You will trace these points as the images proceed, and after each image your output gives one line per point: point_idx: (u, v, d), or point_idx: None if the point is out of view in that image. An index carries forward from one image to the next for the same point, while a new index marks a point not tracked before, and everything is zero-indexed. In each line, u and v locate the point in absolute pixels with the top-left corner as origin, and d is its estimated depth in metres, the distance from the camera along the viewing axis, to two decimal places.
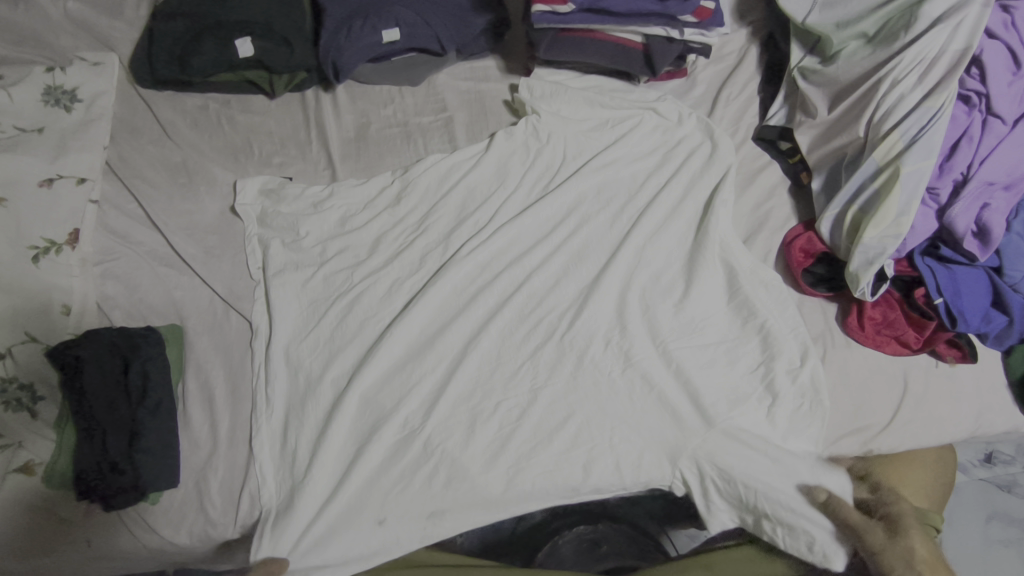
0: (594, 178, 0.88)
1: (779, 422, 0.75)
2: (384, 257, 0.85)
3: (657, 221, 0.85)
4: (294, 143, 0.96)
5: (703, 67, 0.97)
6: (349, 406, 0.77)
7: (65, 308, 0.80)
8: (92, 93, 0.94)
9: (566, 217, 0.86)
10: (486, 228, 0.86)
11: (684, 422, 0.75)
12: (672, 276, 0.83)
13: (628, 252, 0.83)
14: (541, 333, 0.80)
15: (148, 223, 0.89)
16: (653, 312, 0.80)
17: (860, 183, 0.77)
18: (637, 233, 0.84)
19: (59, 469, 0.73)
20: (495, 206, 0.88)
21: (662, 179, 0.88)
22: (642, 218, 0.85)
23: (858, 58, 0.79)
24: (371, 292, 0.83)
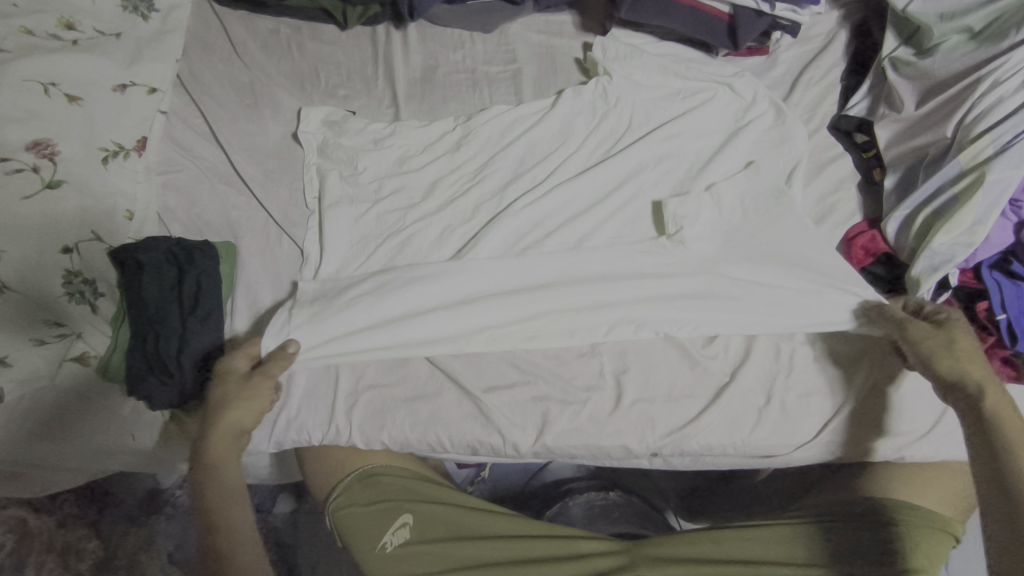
0: (659, 148, 0.86)
1: (793, 404, 0.76)
2: (438, 203, 0.85)
3: (737, 215, 0.81)
4: (360, 77, 0.95)
5: (786, 47, 0.93)
6: None
7: (128, 214, 0.82)
8: (169, 5, 0.95)
9: (625, 183, 0.84)
10: (541, 185, 0.84)
11: (701, 410, 0.75)
12: (752, 270, 0.78)
13: (700, 246, 0.79)
14: (593, 299, 0.77)
15: (212, 140, 0.91)
16: (719, 306, 0.76)
17: (940, 185, 0.74)
18: (711, 230, 0.80)
19: (113, 364, 0.76)
20: (559, 172, 0.85)
21: (730, 160, 0.85)
22: (718, 217, 0.81)
23: (959, 54, 0.75)
24: (420, 232, 0.83)
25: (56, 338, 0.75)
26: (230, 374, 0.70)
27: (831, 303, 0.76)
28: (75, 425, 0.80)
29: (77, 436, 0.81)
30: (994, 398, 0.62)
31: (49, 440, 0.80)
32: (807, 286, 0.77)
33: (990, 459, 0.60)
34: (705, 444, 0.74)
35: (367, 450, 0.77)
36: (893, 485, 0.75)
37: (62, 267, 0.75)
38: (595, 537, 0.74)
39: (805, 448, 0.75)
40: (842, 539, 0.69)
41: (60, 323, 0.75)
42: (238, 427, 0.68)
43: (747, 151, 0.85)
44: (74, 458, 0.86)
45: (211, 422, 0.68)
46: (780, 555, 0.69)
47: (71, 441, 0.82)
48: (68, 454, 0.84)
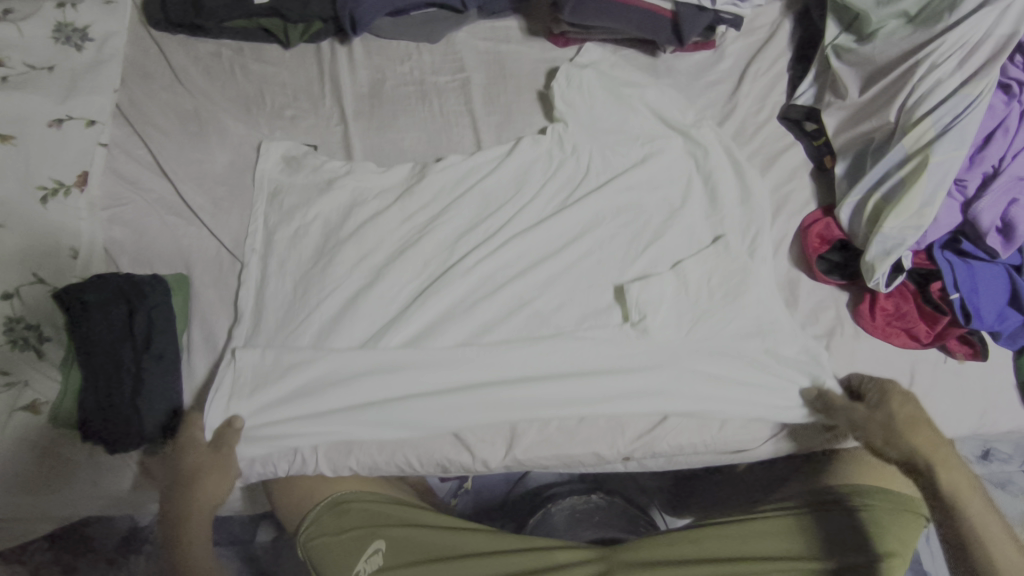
0: (614, 193, 0.84)
1: (758, 403, 0.74)
2: (368, 273, 0.81)
3: (704, 300, 0.77)
4: (307, 96, 0.93)
5: (733, 40, 0.93)
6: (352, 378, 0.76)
7: (73, 252, 0.80)
8: (104, 33, 0.92)
9: (577, 239, 0.82)
10: (495, 203, 0.85)
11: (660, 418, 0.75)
12: (715, 360, 0.75)
13: (665, 334, 0.76)
14: (555, 369, 0.75)
15: (157, 170, 0.89)
16: (686, 390, 0.74)
17: (887, 170, 0.74)
18: (676, 312, 0.77)
19: (65, 410, 0.73)
20: (512, 243, 0.81)
21: (683, 224, 0.83)
22: (682, 300, 0.77)
23: (897, 39, 0.76)
24: (360, 304, 0.78)
25: (4, 387, 0.73)
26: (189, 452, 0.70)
27: (788, 378, 0.75)
28: (41, 492, 0.76)
29: (49, 500, 0.78)
30: (943, 468, 0.64)
31: (23, 507, 0.77)
32: (763, 364, 0.75)
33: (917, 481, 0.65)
34: (674, 444, 0.75)
35: (335, 477, 0.76)
36: (859, 470, 0.76)
37: (3, 314, 0.74)
38: (572, 547, 0.74)
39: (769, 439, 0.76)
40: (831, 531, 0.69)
41: (6, 372, 0.73)
42: (210, 502, 0.70)
43: (699, 213, 0.84)
44: (56, 521, 0.83)
45: (179, 509, 0.69)
46: (758, 549, 0.69)
47: (47, 506, 0.78)
48: (49, 517, 0.81)
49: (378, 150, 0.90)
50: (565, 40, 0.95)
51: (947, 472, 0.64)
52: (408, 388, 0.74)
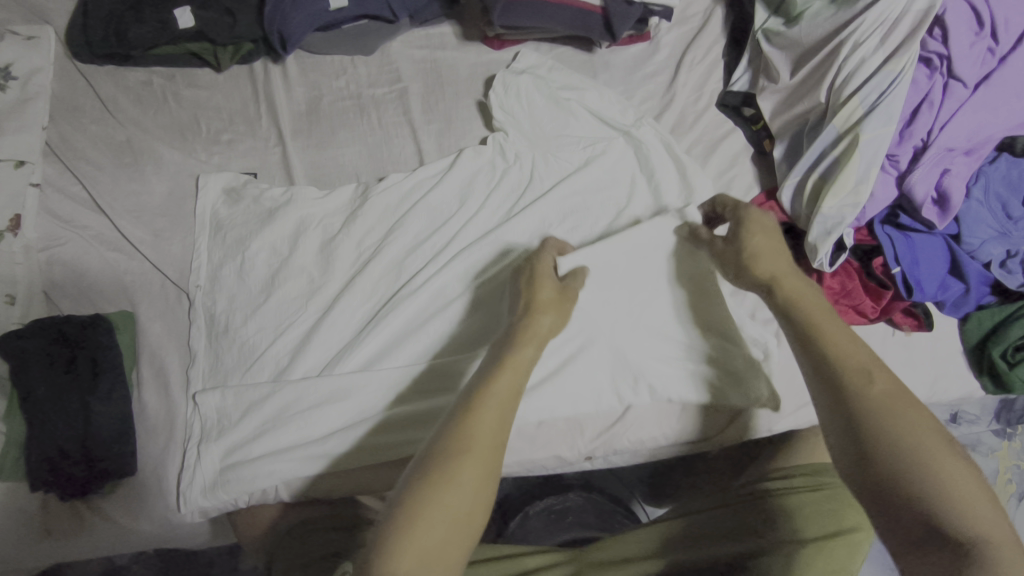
0: (562, 199, 0.84)
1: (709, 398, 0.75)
2: (320, 305, 0.81)
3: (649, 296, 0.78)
4: (243, 119, 0.91)
5: (667, 30, 0.93)
6: (312, 401, 0.75)
7: (9, 299, 0.78)
8: (27, 70, 0.90)
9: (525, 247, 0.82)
10: (445, 219, 0.84)
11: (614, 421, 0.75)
12: (663, 352, 0.75)
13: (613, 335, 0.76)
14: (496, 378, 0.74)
15: (93, 206, 0.87)
16: (632, 381, 0.74)
17: (821, 150, 0.75)
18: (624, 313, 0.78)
19: (9, 462, 0.71)
20: (461, 255, 0.81)
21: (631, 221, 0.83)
22: None
23: (821, 20, 0.76)
24: (316, 333, 0.78)
25: None
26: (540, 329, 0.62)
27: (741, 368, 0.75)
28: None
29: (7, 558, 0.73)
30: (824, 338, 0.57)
31: None
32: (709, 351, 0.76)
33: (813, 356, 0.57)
34: (634, 439, 0.76)
35: (300, 504, 0.76)
36: (815, 449, 0.79)
37: None
38: (542, 552, 0.73)
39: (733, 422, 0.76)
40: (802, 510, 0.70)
41: None
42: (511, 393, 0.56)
43: (646, 210, 0.84)
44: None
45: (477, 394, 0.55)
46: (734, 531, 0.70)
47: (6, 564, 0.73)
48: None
49: (319, 168, 0.88)
50: (500, 43, 0.94)
51: (850, 353, 0.56)
52: (367, 409, 0.75)
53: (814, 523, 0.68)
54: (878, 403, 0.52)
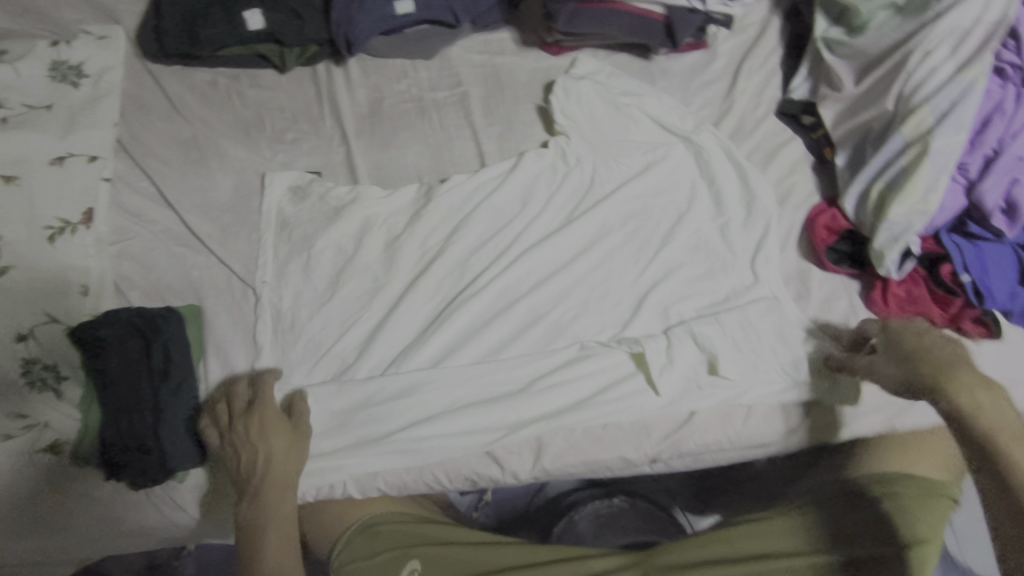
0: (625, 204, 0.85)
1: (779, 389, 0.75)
2: (382, 305, 0.82)
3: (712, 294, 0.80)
4: (307, 119, 0.93)
5: (725, 38, 0.94)
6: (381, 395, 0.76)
7: (83, 289, 0.79)
8: (99, 68, 0.92)
9: (588, 250, 0.83)
10: (507, 220, 0.85)
11: (683, 417, 0.75)
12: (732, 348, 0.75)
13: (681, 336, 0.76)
14: (551, 379, 0.76)
15: (161, 201, 0.88)
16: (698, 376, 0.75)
17: (888, 158, 0.75)
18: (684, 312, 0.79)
19: (87, 448, 0.74)
20: (523, 259, 0.82)
21: (692, 226, 0.84)
22: (688, 296, 0.80)
23: (888, 29, 0.77)
24: (381, 331, 0.80)
25: (22, 430, 0.73)
26: (262, 446, 0.70)
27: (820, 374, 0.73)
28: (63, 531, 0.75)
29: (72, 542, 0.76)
30: (937, 370, 0.60)
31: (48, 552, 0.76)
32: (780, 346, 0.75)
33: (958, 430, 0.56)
34: (701, 442, 0.75)
35: (366, 500, 0.76)
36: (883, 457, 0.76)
37: (19, 356, 0.73)
38: (605, 555, 0.73)
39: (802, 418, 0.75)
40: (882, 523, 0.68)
41: (24, 415, 0.73)
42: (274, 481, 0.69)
43: (707, 216, 0.84)
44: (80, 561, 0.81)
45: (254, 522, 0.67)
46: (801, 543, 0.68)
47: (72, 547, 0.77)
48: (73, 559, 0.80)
49: (382, 168, 0.90)
50: (559, 48, 0.95)
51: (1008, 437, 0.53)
52: (433, 409, 0.76)
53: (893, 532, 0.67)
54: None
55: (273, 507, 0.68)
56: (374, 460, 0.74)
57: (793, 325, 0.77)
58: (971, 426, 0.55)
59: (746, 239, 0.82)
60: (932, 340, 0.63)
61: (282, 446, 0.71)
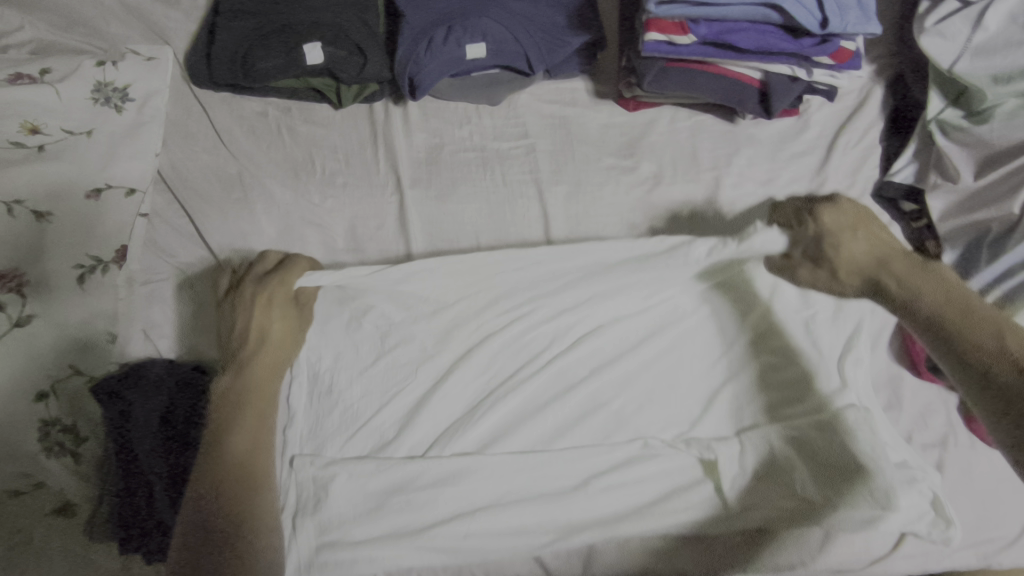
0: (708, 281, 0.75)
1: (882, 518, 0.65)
2: (426, 378, 0.75)
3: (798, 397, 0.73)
4: (360, 162, 0.87)
5: (820, 106, 0.86)
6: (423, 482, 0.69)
7: (110, 337, 0.73)
8: (145, 92, 0.86)
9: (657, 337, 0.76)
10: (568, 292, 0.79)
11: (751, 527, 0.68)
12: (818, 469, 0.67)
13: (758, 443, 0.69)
14: (601, 468, 0.70)
15: (199, 241, 0.83)
16: (769, 491, 0.68)
17: (1008, 267, 0.68)
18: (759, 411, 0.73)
19: (100, 515, 0.69)
20: (578, 346, 0.75)
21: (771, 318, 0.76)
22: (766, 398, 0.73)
23: (1020, 121, 0.69)
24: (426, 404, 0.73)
25: (34, 489, 0.69)
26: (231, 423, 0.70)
27: (920, 509, 0.65)
28: None
29: None
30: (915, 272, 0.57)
31: None
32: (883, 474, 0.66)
33: (946, 350, 0.54)
34: (765, 561, 0.69)
35: None
36: None
37: (37, 416, 0.67)
38: None
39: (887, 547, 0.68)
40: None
41: (34, 475, 0.68)
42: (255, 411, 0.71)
43: (793, 305, 0.76)
44: None
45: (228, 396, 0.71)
46: None
47: None
48: None
49: (437, 224, 0.83)
50: (636, 104, 0.88)
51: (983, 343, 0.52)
52: (476, 499, 0.69)
53: None
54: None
55: (238, 434, 0.69)
56: (412, 554, 0.67)
57: (887, 443, 0.69)
58: (958, 335, 0.53)
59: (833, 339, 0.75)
60: (855, 240, 0.60)
61: (278, 318, 0.74)
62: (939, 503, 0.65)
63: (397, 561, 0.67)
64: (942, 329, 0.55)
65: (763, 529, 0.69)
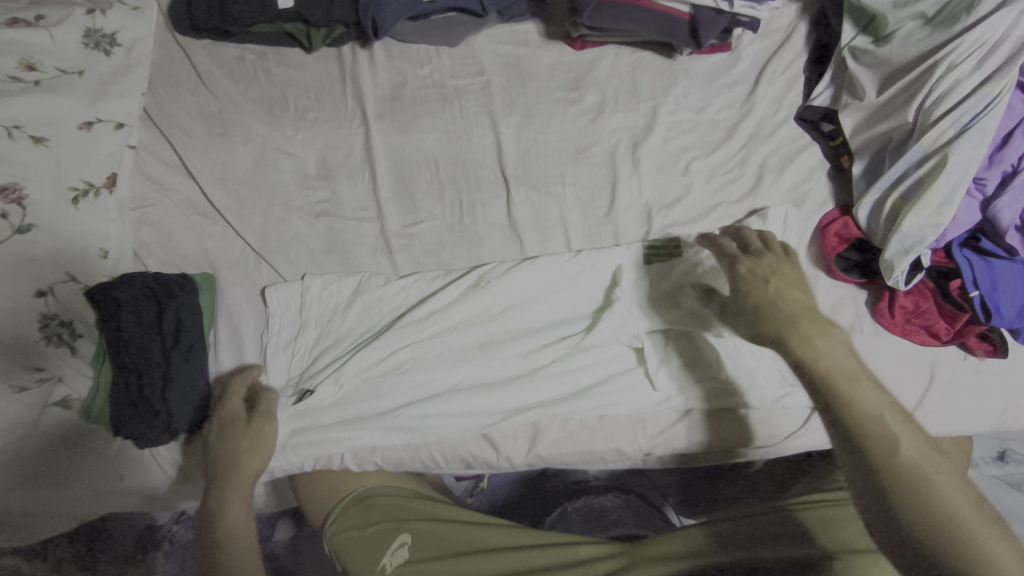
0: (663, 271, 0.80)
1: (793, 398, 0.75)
2: (384, 317, 0.81)
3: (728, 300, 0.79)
4: (329, 99, 0.94)
5: (749, 42, 0.94)
6: (386, 372, 0.78)
7: (102, 252, 0.80)
8: (131, 38, 0.94)
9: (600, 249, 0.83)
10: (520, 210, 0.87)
11: (679, 408, 0.77)
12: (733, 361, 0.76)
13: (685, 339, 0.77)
14: (544, 366, 0.77)
15: (184, 171, 0.90)
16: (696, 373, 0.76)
17: (905, 169, 0.75)
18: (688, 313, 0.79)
19: (97, 405, 0.76)
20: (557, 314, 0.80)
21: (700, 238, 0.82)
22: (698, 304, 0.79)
23: (914, 40, 0.77)
24: (394, 305, 0.82)
25: (36, 383, 0.74)
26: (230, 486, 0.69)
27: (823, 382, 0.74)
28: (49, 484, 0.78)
29: (58, 493, 0.79)
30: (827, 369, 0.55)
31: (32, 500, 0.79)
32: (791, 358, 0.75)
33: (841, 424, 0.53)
34: (694, 439, 0.77)
35: (362, 472, 0.79)
36: None
37: (37, 311, 0.74)
38: (595, 543, 0.75)
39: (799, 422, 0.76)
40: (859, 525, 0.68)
41: (40, 367, 0.75)
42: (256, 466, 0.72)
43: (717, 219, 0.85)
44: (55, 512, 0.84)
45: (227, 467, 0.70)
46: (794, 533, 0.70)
47: (58, 498, 0.80)
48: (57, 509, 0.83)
49: (400, 151, 0.91)
50: (582, 44, 0.96)
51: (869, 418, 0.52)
52: (432, 388, 0.77)
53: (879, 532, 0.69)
54: (918, 465, 0.49)
55: (229, 509, 0.68)
56: (378, 435, 0.75)
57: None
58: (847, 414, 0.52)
59: None
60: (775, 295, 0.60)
61: (266, 438, 0.73)
62: None
63: (364, 440, 0.75)
64: (851, 423, 0.52)
65: (690, 410, 0.77)
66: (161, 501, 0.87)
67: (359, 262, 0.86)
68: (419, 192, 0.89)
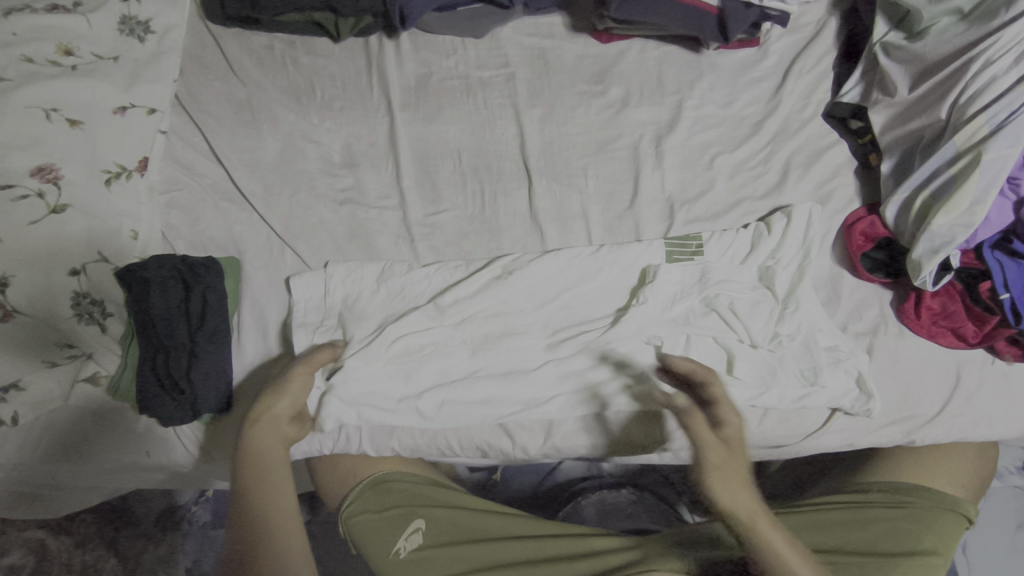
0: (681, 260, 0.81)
1: (814, 400, 0.73)
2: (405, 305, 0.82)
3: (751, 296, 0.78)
4: (355, 88, 0.95)
5: (778, 37, 0.93)
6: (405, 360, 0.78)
7: (133, 234, 0.82)
8: (164, 26, 0.96)
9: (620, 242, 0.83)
10: (542, 201, 0.87)
11: (697, 407, 0.76)
12: (753, 359, 0.75)
13: (704, 336, 0.77)
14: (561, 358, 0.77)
15: (213, 157, 0.92)
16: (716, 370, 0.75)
17: (936, 167, 0.74)
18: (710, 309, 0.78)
19: (124, 383, 0.77)
20: (581, 311, 0.80)
21: (723, 234, 0.82)
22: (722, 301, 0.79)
23: (950, 36, 0.75)
24: (410, 291, 0.82)
25: (67, 360, 0.78)
26: (260, 451, 0.68)
27: (843, 385, 0.73)
28: (82, 458, 0.82)
29: (91, 466, 0.83)
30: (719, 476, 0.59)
31: (67, 472, 0.83)
32: (813, 358, 0.74)
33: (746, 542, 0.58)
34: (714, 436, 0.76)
35: (377, 457, 0.80)
36: (906, 469, 0.76)
37: (69, 289, 0.76)
38: (609, 534, 0.75)
39: (819, 421, 0.75)
40: (868, 534, 0.69)
41: (71, 344, 0.78)
42: (285, 408, 0.71)
43: (741, 215, 0.84)
44: (93, 482, 0.88)
45: (250, 437, 0.69)
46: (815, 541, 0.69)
47: (92, 471, 0.84)
48: (93, 480, 0.87)
49: (424, 141, 0.91)
50: (608, 36, 0.95)
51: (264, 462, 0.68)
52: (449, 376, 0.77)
53: (905, 540, 0.69)
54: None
55: (261, 496, 0.66)
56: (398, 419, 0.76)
57: (822, 329, 0.77)
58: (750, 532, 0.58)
59: (788, 246, 0.80)
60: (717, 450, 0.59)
61: (297, 389, 0.72)
62: (863, 380, 0.73)
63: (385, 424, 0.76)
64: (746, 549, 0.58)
65: None
66: (189, 476, 0.89)
67: (381, 249, 0.86)
68: (442, 182, 0.89)
